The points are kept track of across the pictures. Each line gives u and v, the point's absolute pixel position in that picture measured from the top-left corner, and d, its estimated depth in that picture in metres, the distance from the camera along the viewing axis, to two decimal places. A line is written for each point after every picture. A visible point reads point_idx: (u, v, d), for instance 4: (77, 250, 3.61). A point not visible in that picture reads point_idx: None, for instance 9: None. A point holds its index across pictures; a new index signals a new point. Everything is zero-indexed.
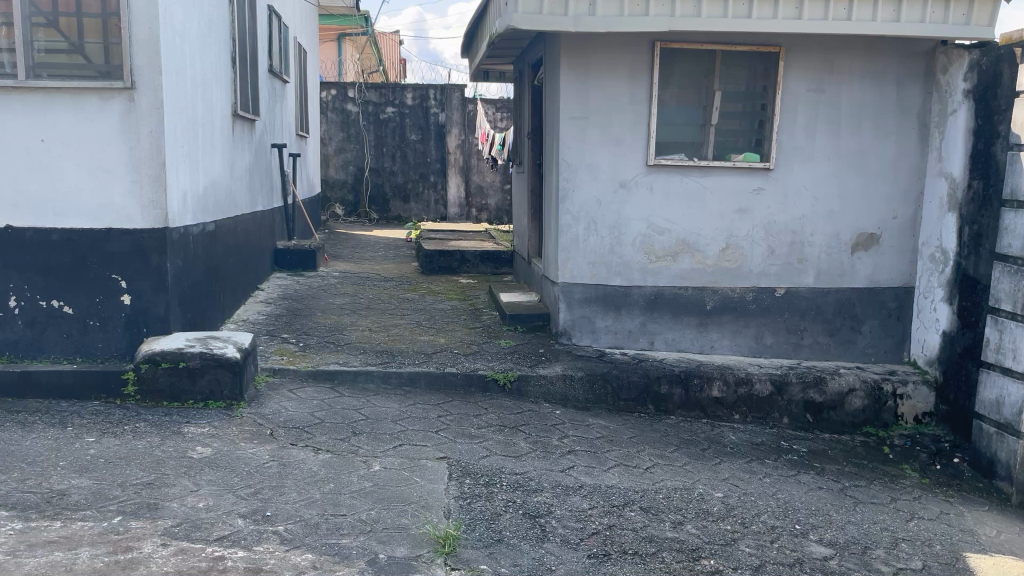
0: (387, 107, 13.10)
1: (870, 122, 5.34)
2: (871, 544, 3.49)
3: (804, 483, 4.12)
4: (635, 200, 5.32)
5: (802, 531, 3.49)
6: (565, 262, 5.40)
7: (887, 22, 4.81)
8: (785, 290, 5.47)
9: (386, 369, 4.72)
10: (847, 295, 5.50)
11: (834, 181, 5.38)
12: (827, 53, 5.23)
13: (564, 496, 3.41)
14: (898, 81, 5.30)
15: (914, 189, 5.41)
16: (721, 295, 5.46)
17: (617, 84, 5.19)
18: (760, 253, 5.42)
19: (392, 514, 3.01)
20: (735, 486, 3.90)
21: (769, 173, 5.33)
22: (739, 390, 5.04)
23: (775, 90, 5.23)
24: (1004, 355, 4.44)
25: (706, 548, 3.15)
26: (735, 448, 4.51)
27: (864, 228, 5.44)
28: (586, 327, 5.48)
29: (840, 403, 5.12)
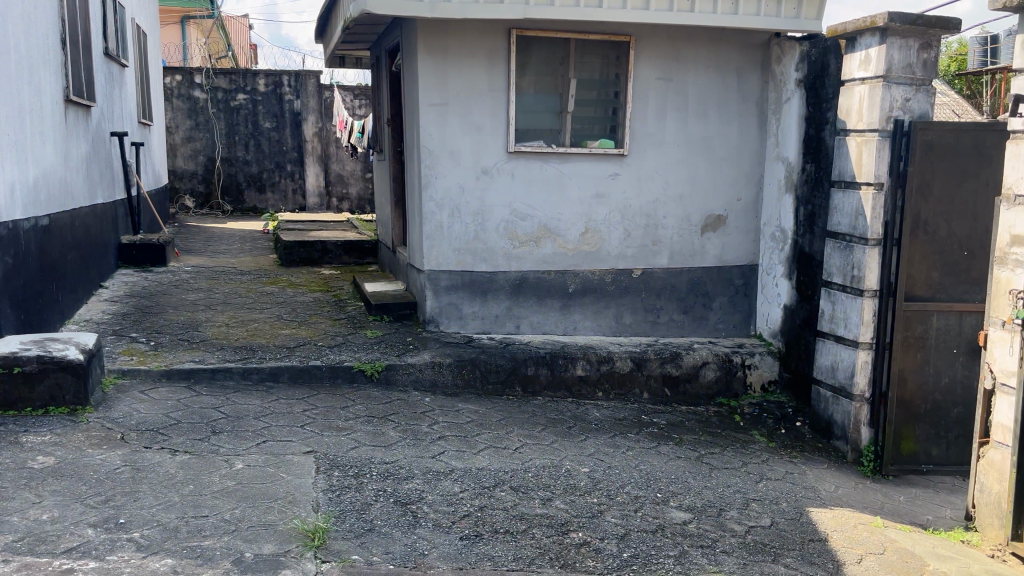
0: (238, 95, 12.61)
1: (715, 109, 5.63)
2: (726, 506, 3.71)
3: (664, 454, 4.32)
4: (496, 187, 5.38)
5: (663, 499, 3.66)
6: (430, 250, 5.39)
7: (727, 14, 5.09)
8: (641, 271, 5.70)
9: (246, 365, 4.55)
10: (698, 274, 5.79)
11: (684, 166, 5.64)
12: (674, 43, 5.47)
13: (435, 482, 3.42)
14: (738, 71, 5.61)
15: (756, 173, 5.76)
16: (583, 278, 5.61)
17: (475, 71, 5.22)
18: (618, 236, 5.61)
19: (257, 511, 2.92)
20: (600, 461, 4.04)
21: (624, 158, 5.52)
22: (601, 369, 5.22)
23: (627, 79, 5.42)
24: (837, 324, 4.83)
25: (575, 521, 3.25)
26: (600, 425, 4.67)
27: (712, 210, 5.74)
28: (453, 313, 5.50)
29: (695, 376, 5.40)
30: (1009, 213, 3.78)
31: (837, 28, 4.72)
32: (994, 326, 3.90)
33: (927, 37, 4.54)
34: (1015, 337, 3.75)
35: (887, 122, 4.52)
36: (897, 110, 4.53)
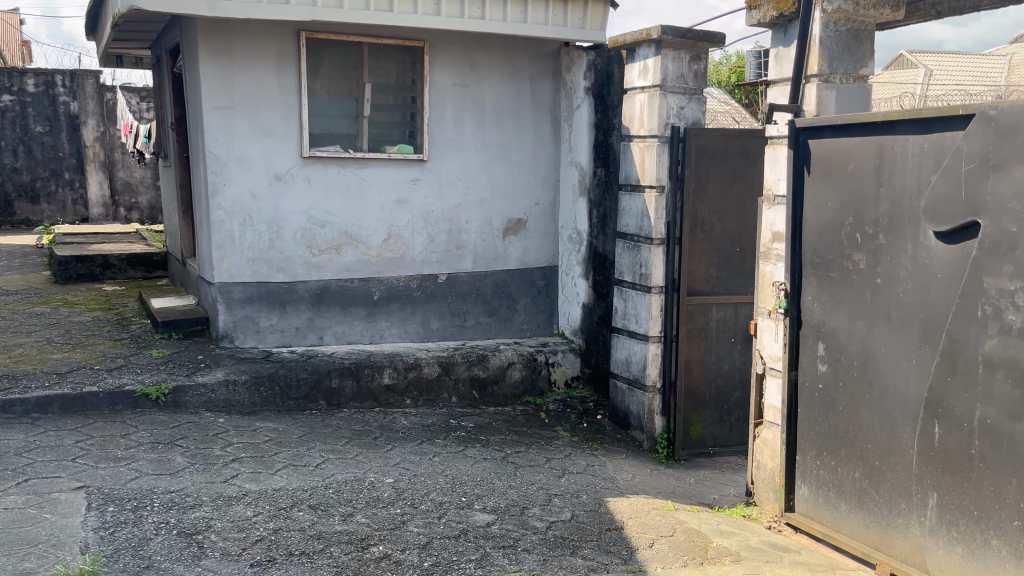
0: (3, 96, 11.48)
1: (511, 115, 5.76)
2: (528, 504, 3.79)
3: (471, 457, 4.35)
4: (291, 193, 5.19)
5: (467, 503, 3.67)
6: (220, 261, 5.11)
7: (516, 23, 5.23)
8: (446, 276, 5.72)
9: (7, 397, 4.09)
10: (502, 277, 5.89)
11: (483, 171, 5.72)
12: (468, 50, 5.53)
13: (225, 508, 3.23)
14: (531, 78, 5.77)
15: (552, 178, 5.96)
16: (387, 285, 5.55)
17: (263, 74, 5.01)
18: (421, 242, 5.60)
19: (12, 560, 2.62)
20: (405, 470, 3.99)
21: (424, 164, 5.51)
22: (408, 376, 5.18)
23: (423, 84, 5.42)
24: (629, 320, 5.09)
25: (375, 535, 3.18)
26: (406, 433, 4.62)
27: (512, 214, 5.86)
28: (250, 327, 5.25)
29: (501, 377, 5.49)
30: (771, 212, 4.18)
31: (618, 39, 4.98)
32: (762, 315, 4.27)
33: (697, 50, 4.88)
34: (778, 325, 4.13)
35: (665, 128, 4.81)
36: (673, 117, 4.84)
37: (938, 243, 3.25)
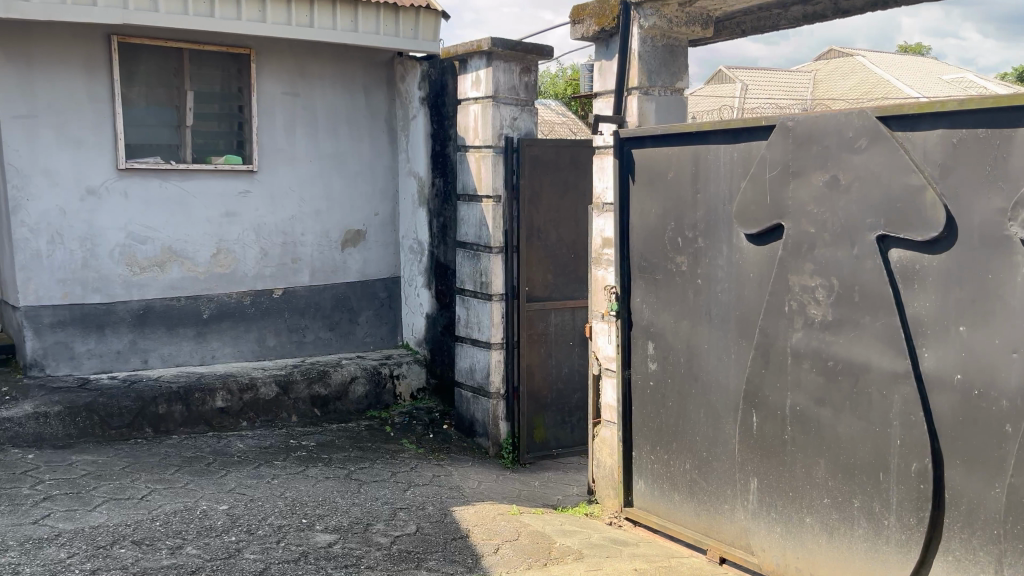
0: None
1: (345, 124, 5.66)
2: (372, 520, 3.71)
3: (312, 477, 4.22)
4: (106, 208, 4.86)
5: (308, 524, 3.55)
6: (25, 283, 4.70)
7: (346, 31, 5.17)
8: (282, 290, 5.53)
9: None
10: (341, 290, 5.76)
11: (318, 182, 5.59)
12: (297, 58, 5.40)
13: (34, 552, 2.96)
14: (365, 87, 5.71)
15: (390, 189, 5.91)
16: (218, 302, 5.29)
17: (70, 80, 4.67)
18: (253, 256, 5.39)
19: None
20: (241, 496, 3.81)
21: (253, 175, 5.31)
22: (244, 397, 4.99)
23: (250, 93, 5.23)
24: (471, 328, 5.14)
25: (207, 566, 3.01)
26: (242, 456, 4.42)
27: (350, 225, 5.75)
28: (63, 354, 4.84)
29: (344, 393, 5.39)
30: (601, 219, 4.34)
31: (450, 50, 5.02)
32: (596, 318, 4.43)
33: (527, 62, 5.00)
34: (612, 327, 4.29)
35: (498, 138, 4.91)
36: (507, 127, 4.95)
37: (749, 245, 3.50)
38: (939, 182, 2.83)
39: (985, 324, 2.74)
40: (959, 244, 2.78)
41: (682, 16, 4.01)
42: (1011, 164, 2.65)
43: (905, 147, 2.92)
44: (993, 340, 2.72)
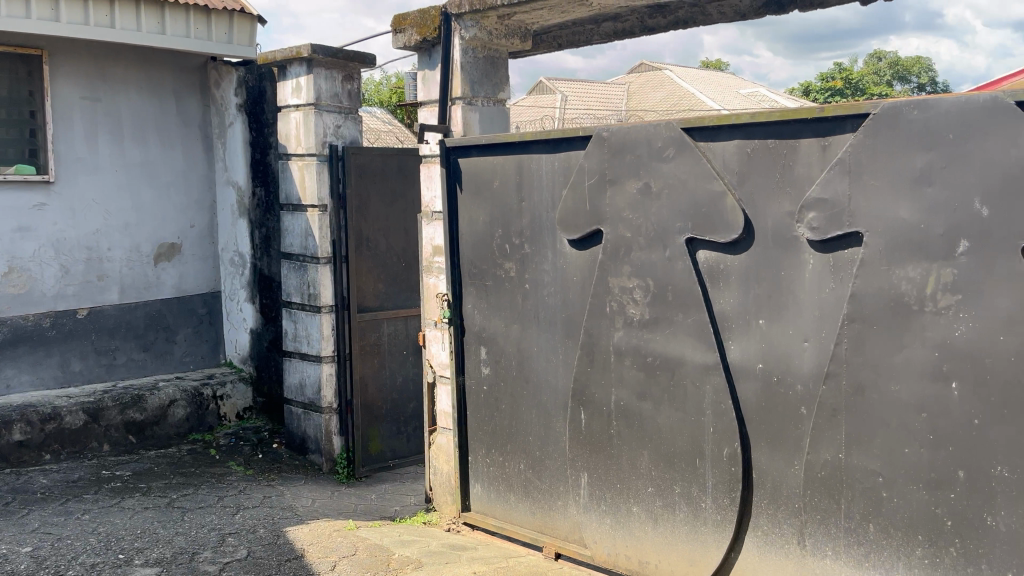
0: None
1: (154, 132, 5.35)
2: (199, 549, 3.52)
3: (128, 509, 3.93)
4: None
5: (126, 559, 3.32)
6: None
7: (151, 34, 4.89)
8: (88, 310, 5.10)
9: None
10: (156, 307, 5.41)
11: (126, 193, 5.23)
12: (97, 61, 5.05)
13: None
14: (175, 92, 5.43)
15: (207, 199, 5.63)
16: (12, 325, 4.80)
17: None
18: (52, 274, 4.94)
19: None
20: (46, 536, 3.49)
21: (50, 186, 4.89)
22: (46, 428, 4.60)
23: (43, 97, 4.81)
24: (300, 342, 5.00)
25: None
26: (46, 493, 4.05)
27: (164, 238, 5.43)
28: None
29: (162, 417, 5.08)
30: (430, 228, 4.36)
31: (267, 55, 4.87)
32: (428, 326, 4.45)
33: (348, 70, 4.96)
34: (444, 334, 4.33)
35: (322, 146, 4.83)
36: (330, 135, 4.88)
37: (571, 249, 3.65)
38: (737, 188, 3.09)
39: (780, 316, 3.02)
40: (756, 245, 3.06)
41: (501, 29, 4.10)
42: (796, 172, 2.94)
43: (707, 156, 3.17)
44: (787, 330, 3.01)
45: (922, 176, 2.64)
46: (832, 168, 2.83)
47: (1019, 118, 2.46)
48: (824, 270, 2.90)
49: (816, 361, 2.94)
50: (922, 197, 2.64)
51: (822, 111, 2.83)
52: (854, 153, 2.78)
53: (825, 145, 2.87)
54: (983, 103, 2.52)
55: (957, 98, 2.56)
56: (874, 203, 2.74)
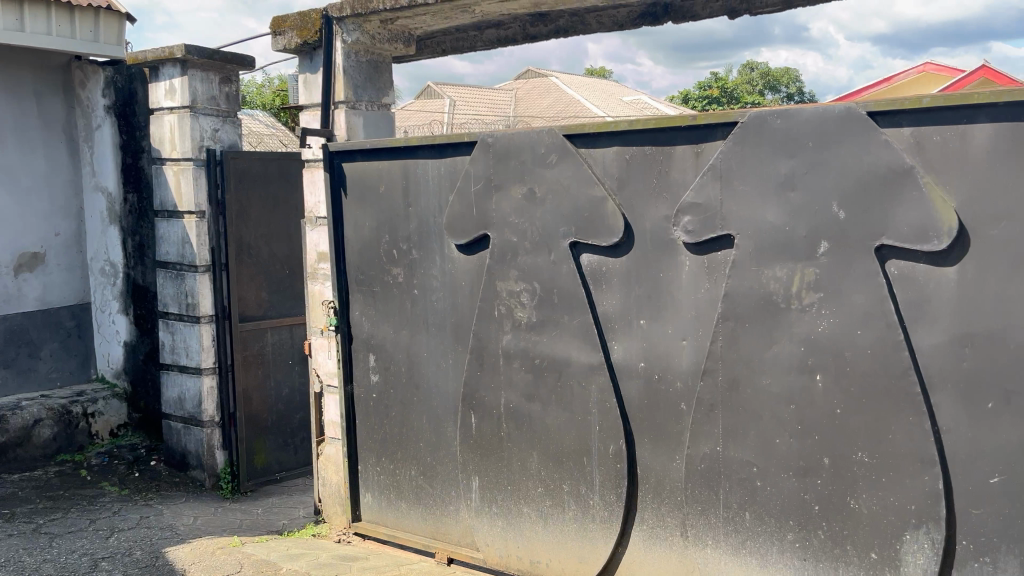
0: None
1: (12, 134, 5.01)
2: None
3: None
4: None
5: None
6: None
7: (9, 30, 4.58)
8: None
9: None
10: (17, 321, 5.06)
11: None
12: None
13: None
14: (36, 93, 5.11)
15: (73, 206, 5.33)
16: None
17: None
18: None
19: None
20: None
21: None
22: None
23: None
24: (178, 354, 4.81)
25: None
26: None
27: (25, 247, 5.10)
28: None
29: (26, 438, 4.78)
30: (314, 233, 4.27)
31: (137, 56, 4.66)
32: (314, 334, 4.36)
33: (226, 72, 4.82)
34: (331, 342, 4.26)
35: (199, 151, 4.68)
36: (207, 139, 4.73)
37: (458, 254, 3.67)
38: (617, 193, 3.19)
39: (660, 316, 3.14)
40: (636, 248, 3.17)
41: (384, 34, 4.07)
42: (671, 177, 3.06)
43: (588, 162, 3.25)
44: (666, 330, 3.13)
45: (786, 182, 2.80)
46: (705, 174, 2.96)
47: (870, 128, 2.64)
48: (699, 272, 3.04)
49: (694, 358, 3.08)
50: (787, 201, 2.80)
51: (695, 119, 2.95)
52: (724, 159, 2.92)
53: (698, 151, 3.00)
54: (839, 113, 2.69)
55: (815, 109, 2.73)
56: (743, 207, 2.89)
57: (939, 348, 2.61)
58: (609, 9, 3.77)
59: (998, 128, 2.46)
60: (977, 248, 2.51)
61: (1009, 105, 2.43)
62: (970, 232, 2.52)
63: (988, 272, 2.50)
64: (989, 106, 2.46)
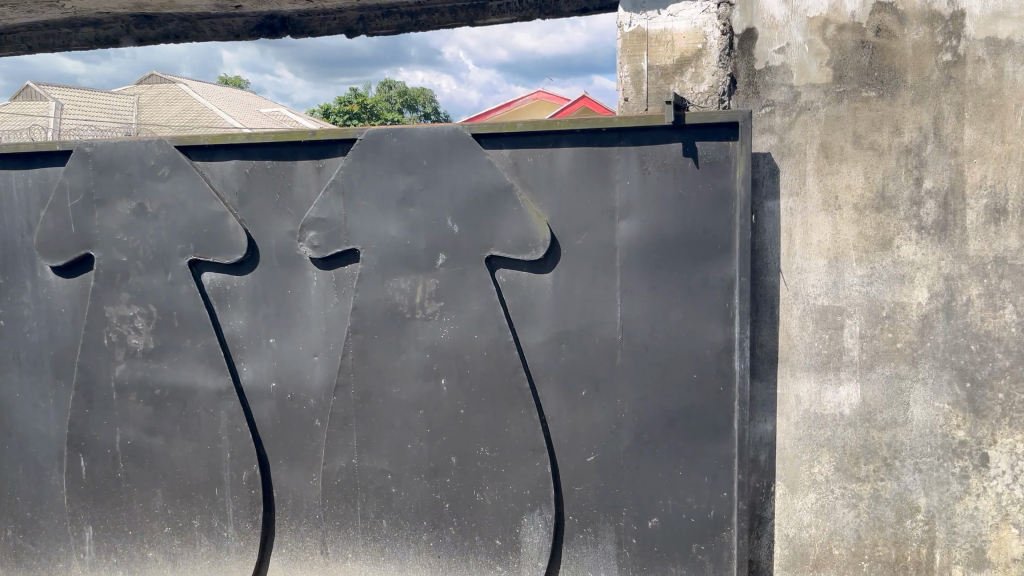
0: None
1: None
2: None
3: None
4: None
5: None
6: None
7: None
8: None
9: None
10: None
11: None
12: None
13: None
14: None
15: None
16: None
17: None
18: None
19: None
20: None
21: None
22: None
23: None
24: None
25: None
26: None
27: None
28: None
29: None
30: None
31: None
32: None
33: None
34: None
35: None
36: None
37: (56, 278, 3.25)
38: (239, 209, 3.08)
39: (290, 333, 3.10)
40: (261, 265, 3.09)
41: None
42: (294, 192, 3.03)
43: (205, 176, 3.09)
44: (297, 347, 3.10)
45: (405, 198, 2.90)
46: (326, 189, 2.96)
47: (475, 148, 2.84)
48: (327, 286, 3.05)
49: (326, 373, 3.09)
50: (406, 217, 2.91)
51: (315, 135, 2.95)
52: (345, 175, 2.94)
53: (320, 167, 3.01)
54: (447, 134, 2.85)
55: (427, 128, 2.85)
56: (366, 223, 2.93)
57: (542, 347, 2.91)
58: (223, 17, 3.60)
59: (577, 151, 2.81)
60: (567, 257, 2.85)
61: (583, 132, 2.79)
62: (561, 243, 2.85)
63: (576, 277, 2.85)
64: (569, 132, 2.80)
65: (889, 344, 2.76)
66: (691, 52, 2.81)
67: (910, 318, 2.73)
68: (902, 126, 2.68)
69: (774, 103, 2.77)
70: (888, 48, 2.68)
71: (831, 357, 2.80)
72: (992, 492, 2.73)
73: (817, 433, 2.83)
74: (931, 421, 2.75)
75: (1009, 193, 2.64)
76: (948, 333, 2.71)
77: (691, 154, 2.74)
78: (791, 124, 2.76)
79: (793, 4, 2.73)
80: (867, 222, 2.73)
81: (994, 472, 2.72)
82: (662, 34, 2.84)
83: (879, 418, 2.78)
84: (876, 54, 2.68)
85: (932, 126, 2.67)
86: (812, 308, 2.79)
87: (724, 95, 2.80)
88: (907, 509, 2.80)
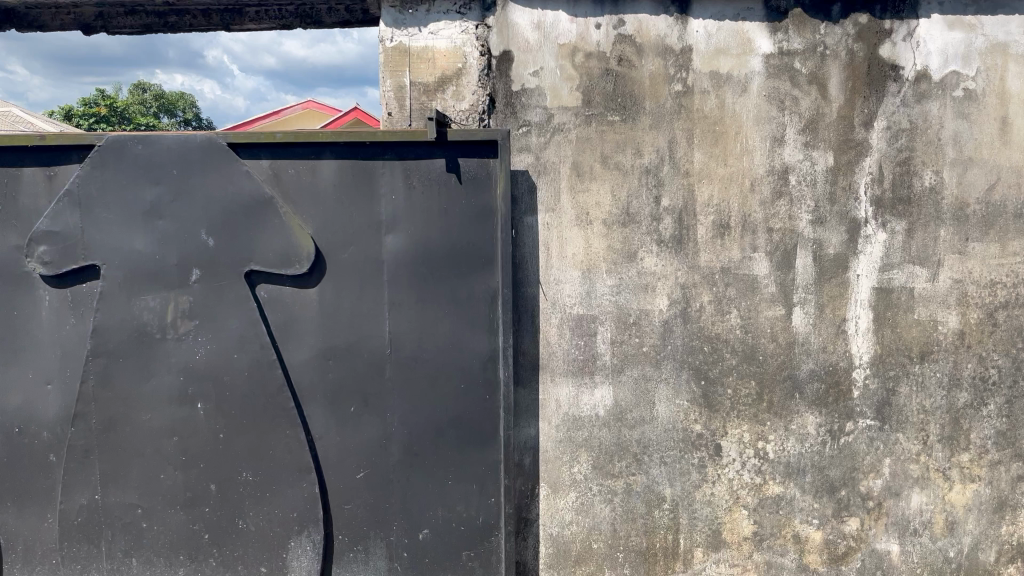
0: None
1: None
2: None
3: None
4: None
5: None
6: None
7: None
8: None
9: None
10: None
11: None
12: None
13: None
14: None
15: None
16: None
17: None
18: None
19: None
20: None
21: None
22: None
23: None
24: None
25: None
26: None
27: None
28: None
29: None
30: None
31: None
32: None
33: None
34: None
35: None
36: None
37: None
38: None
39: (16, 360, 2.77)
40: None
41: None
42: (19, 203, 2.72)
43: None
44: (26, 375, 2.77)
45: (153, 209, 2.69)
46: (60, 200, 2.69)
47: (231, 158, 2.70)
48: (61, 306, 2.76)
49: (61, 402, 2.79)
50: (154, 229, 2.70)
51: (43, 139, 2.67)
52: (82, 184, 2.68)
53: (50, 175, 2.72)
54: (200, 142, 2.69)
55: (177, 136, 2.69)
56: (108, 236, 2.69)
57: (307, 363, 2.82)
58: None
59: (340, 164, 2.77)
60: (332, 271, 2.79)
61: (347, 145, 2.75)
62: (325, 257, 2.79)
63: (342, 291, 2.80)
64: (332, 144, 2.75)
65: (636, 348, 2.99)
66: (451, 70, 2.89)
67: (653, 323, 2.98)
68: (642, 148, 2.92)
69: (529, 123, 2.91)
70: (628, 77, 2.91)
71: (586, 363, 2.98)
72: (725, 478, 3.05)
73: (576, 434, 3.00)
74: (673, 417, 3.02)
75: (731, 211, 2.97)
76: (685, 336, 2.99)
77: (454, 170, 2.80)
78: (546, 144, 2.91)
79: (544, 30, 2.89)
80: (614, 236, 2.95)
81: (726, 460, 3.04)
82: (423, 51, 2.88)
83: (629, 417, 3.00)
84: (619, 82, 2.91)
85: (668, 149, 2.93)
86: (568, 317, 2.96)
87: (484, 113, 2.90)
88: (655, 500, 3.04)
